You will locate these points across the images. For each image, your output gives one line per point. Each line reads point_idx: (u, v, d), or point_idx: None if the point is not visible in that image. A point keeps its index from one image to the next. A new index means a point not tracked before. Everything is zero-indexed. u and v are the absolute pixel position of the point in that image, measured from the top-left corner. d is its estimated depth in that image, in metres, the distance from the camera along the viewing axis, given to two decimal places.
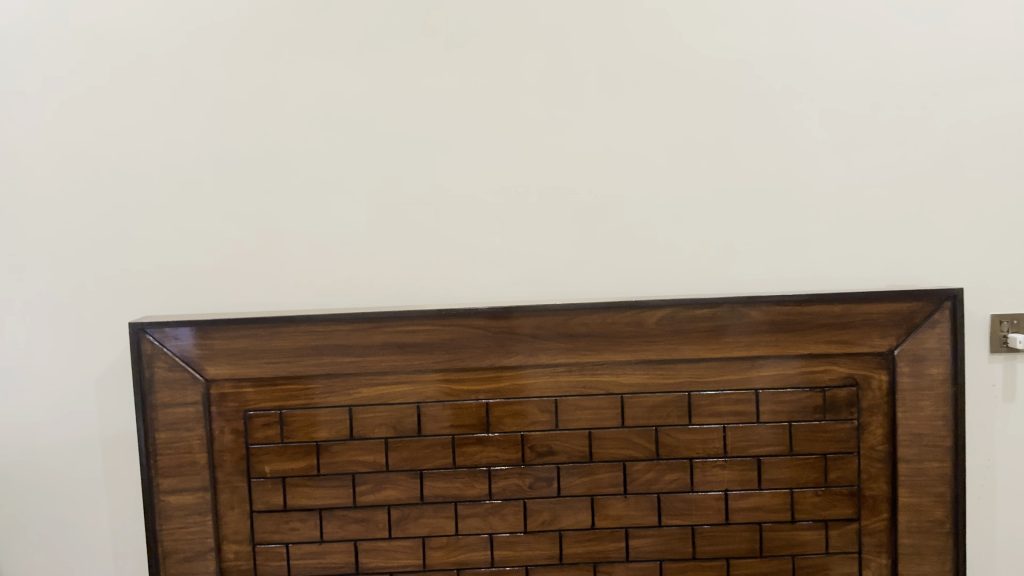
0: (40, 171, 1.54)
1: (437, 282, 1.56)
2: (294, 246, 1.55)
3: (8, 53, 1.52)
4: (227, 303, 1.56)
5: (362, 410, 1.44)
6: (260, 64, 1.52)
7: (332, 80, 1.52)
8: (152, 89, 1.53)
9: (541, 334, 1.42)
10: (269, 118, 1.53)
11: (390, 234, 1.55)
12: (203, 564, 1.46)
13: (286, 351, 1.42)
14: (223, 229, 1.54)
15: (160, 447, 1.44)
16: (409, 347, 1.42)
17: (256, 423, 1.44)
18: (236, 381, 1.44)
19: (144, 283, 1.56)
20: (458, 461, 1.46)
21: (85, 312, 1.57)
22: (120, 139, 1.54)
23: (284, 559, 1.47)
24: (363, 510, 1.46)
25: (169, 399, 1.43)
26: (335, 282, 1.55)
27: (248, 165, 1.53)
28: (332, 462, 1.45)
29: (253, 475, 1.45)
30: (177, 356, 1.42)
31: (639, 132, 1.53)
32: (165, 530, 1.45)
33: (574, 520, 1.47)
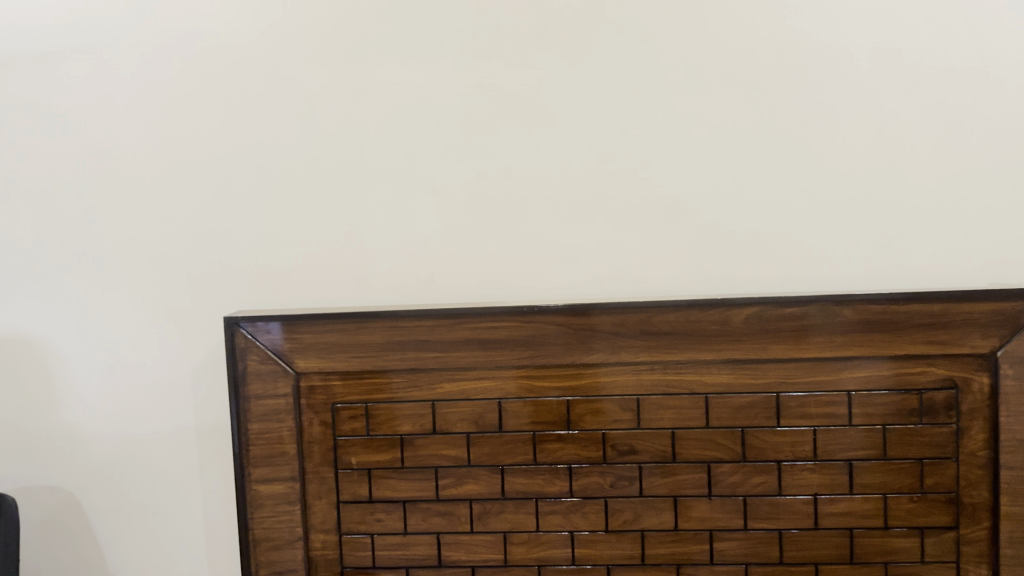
0: (140, 172, 1.61)
1: (520, 279, 1.56)
2: (379, 243, 1.58)
3: (115, 59, 1.60)
4: (314, 299, 1.60)
5: (445, 405, 1.46)
6: (344, 64, 1.55)
7: (416, 79, 1.54)
8: (244, 91, 1.57)
9: (623, 332, 1.41)
10: (355, 118, 1.56)
11: (473, 232, 1.56)
12: (291, 553, 1.50)
13: (371, 346, 1.45)
14: (311, 227, 1.58)
15: (252, 437, 1.48)
16: (491, 343, 1.43)
17: (344, 415, 1.48)
18: (325, 374, 1.47)
19: (236, 280, 1.61)
20: (539, 458, 1.46)
21: (182, 308, 1.63)
22: (214, 141, 1.59)
23: (369, 549, 1.50)
24: (446, 504, 1.48)
25: (261, 391, 1.47)
26: (418, 279, 1.58)
27: (334, 164, 1.57)
28: (415, 455, 1.48)
29: (340, 466, 1.49)
30: (268, 350, 1.46)
31: (726, 127, 1.50)
32: (256, 519, 1.50)
33: (657, 521, 1.45)
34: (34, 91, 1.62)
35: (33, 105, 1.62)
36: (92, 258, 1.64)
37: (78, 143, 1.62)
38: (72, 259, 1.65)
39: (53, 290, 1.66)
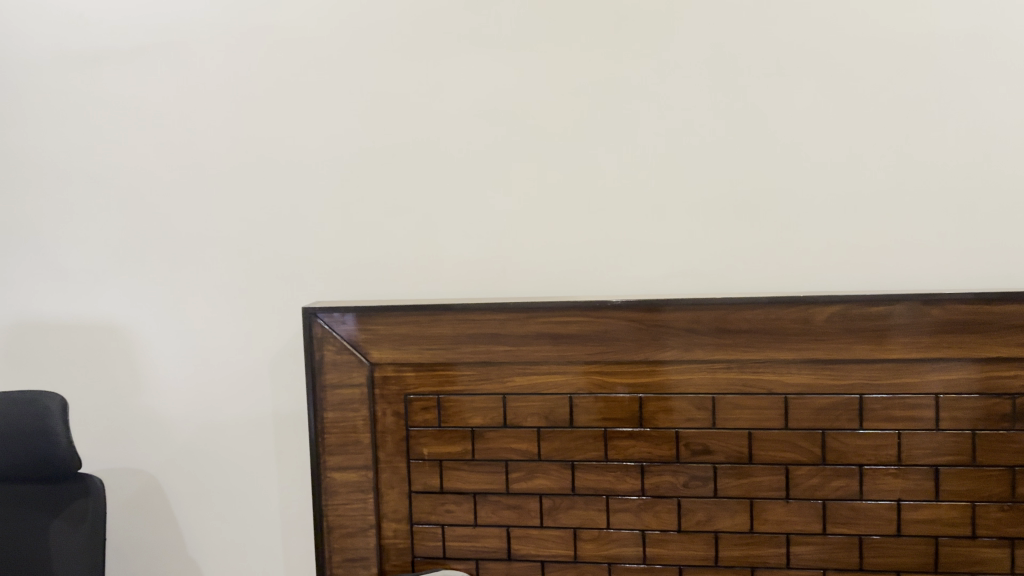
0: (222, 164, 1.66)
1: (593, 274, 1.55)
2: (452, 236, 1.58)
3: (199, 54, 1.64)
4: (389, 290, 1.62)
5: (517, 399, 1.46)
6: (420, 58, 1.56)
7: (491, 72, 1.54)
8: (322, 84, 1.60)
9: (698, 329, 1.38)
10: (430, 111, 1.57)
11: (545, 225, 1.55)
12: (364, 541, 1.53)
13: (444, 339, 1.46)
14: (386, 220, 1.60)
15: (328, 425, 1.51)
16: (563, 338, 1.42)
17: (416, 407, 1.49)
18: (398, 365, 1.49)
19: (313, 271, 1.64)
20: (611, 455, 1.45)
21: (260, 298, 1.67)
22: (293, 133, 1.62)
23: (440, 540, 1.51)
24: (516, 498, 1.48)
25: (337, 380, 1.50)
26: (491, 273, 1.58)
27: (409, 157, 1.58)
28: (486, 448, 1.48)
29: (412, 456, 1.50)
30: (344, 340, 1.49)
31: (808, 119, 1.46)
32: (330, 506, 1.53)
33: (731, 522, 1.43)
34: (125, 87, 1.68)
35: (123, 99, 1.68)
36: (176, 248, 1.69)
37: (164, 135, 1.68)
38: (157, 248, 1.70)
39: (139, 278, 1.72)
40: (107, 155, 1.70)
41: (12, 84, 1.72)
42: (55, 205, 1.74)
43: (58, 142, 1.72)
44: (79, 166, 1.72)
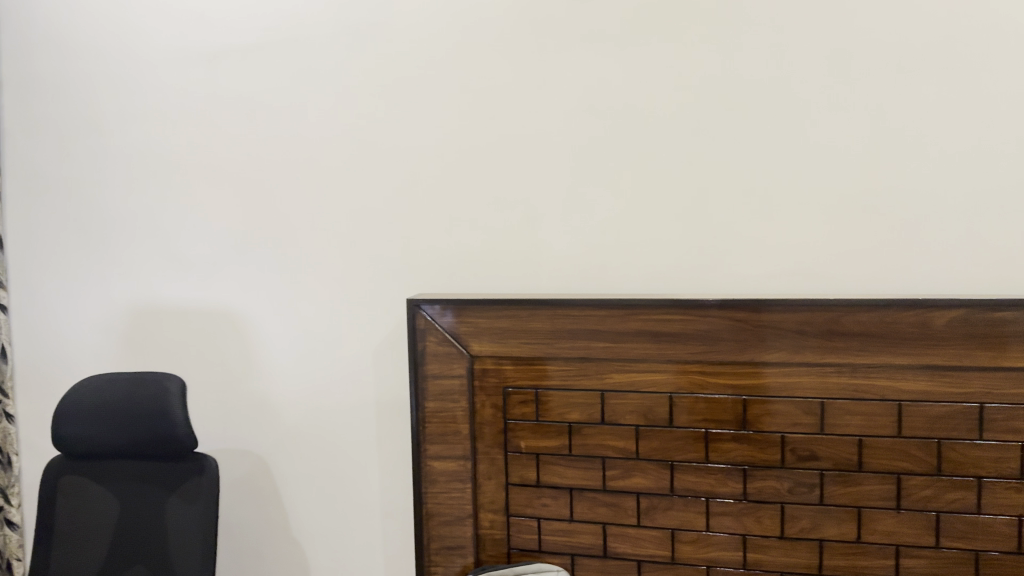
0: (333, 157, 1.71)
1: (698, 272, 1.53)
2: (554, 231, 1.59)
3: (313, 52, 1.70)
4: (492, 284, 1.63)
5: (615, 396, 1.45)
6: (527, 55, 1.57)
7: (598, 68, 1.54)
8: (430, 80, 1.63)
9: (805, 331, 1.34)
10: (535, 108, 1.58)
11: (649, 222, 1.54)
12: (461, 529, 1.55)
13: (544, 333, 1.47)
14: (489, 214, 1.62)
15: (429, 414, 1.54)
16: (665, 336, 1.40)
17: (515, 400, 1.50)
18: (498, 359, 1.50)
19: (417, 263, 1.68)
20: (712, 457, 1.42)
21: (366, 289, 1.72)
22: (401, 128, 1.66)
23: (536, 533, 1.52)
24: (612, 496, 1.47)
25: (438, 371, 1.53)
26: (593, 268, 1.58)
27: (513, 151, 1.60)
28: (583, 444, 1.48)
29: (510, 449, 1.52)
30: (445, 332, 1.52)
31: (929, 116, 1.40)
32: (429, 493, 1.56)
33: (837, 532, 1.38)
34: (243, 83, 1.75)
35: (240, 95, 1.76)
36: (287, 239, 1.76)
37: (278, 130, 1.74)
38: (269, 239, 1.77)
39: (253, 267, 1.79)
40: (225, 148, 1.78)
41: (140, 82, 1.83)
42: (177, 196, 1.83)
43: (181, 137, 1.81)
44: (199, 159, 1.80)
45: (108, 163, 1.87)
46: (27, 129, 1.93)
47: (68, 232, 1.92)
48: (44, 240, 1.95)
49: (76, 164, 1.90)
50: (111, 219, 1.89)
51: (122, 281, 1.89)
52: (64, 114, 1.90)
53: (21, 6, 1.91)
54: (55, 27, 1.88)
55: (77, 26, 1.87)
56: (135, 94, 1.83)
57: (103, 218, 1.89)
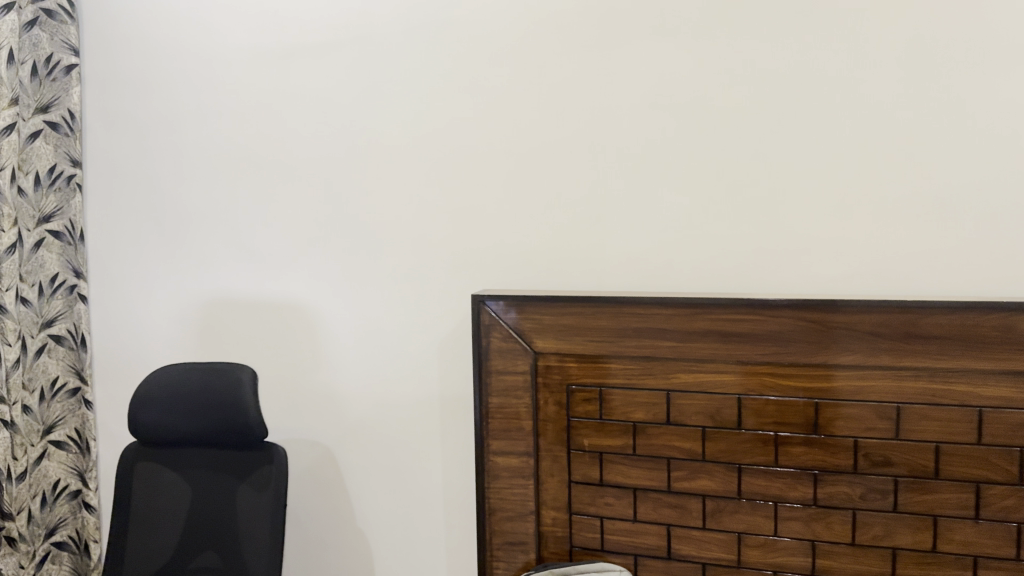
0: (401, 153, 1.72)
1: (768, 271, 1.50)
2: (620, 228, 1.58)
3: (384, 49, 1.72)
4: (557, 281, 1.63)
5: (681, 396, 1.43)
6: (596, 51, 1.56)
7: (667, 64, 1.52)
8: (497, 76, 1.63)
9: (880, 333, 1.30)
10: (603, 104, 1.57)
11: (720, 219, 1.51)
12: (523, 525, 1.55)
13: (609, 331, 1.46)
14: (555, 209, 1.62)
15: (492, 410, 1.55)
16: (732, 336, 1.38)
17: (579, 397, 1.50)
18: (562, 356, 1.50)
19: (482, 259, 1.68)
20: (781, 460, 1.38)
21: (432, 283, 1.73)
22: (468, 123, 1.66)
23: (598, 532, 1.51)
24: (677, 497, 1.45)
25: (502, 367, 1.54)
26: (660, 266, 1.56)
27: (580, 147, 1.59)
28: (648, 444, 1.46)
29: (573, 447, 1.51)
30: (510, 328, 1.52)
31: (1017, 111, 1.34)
32: (492, 489, 1.57)
33: (911, 540, 1.32)
34: (314, 80, 1.78)
35: (311, 92, 1.79)
36: (355, 234, 1.78)
37: (348, 125, 1.76)
38: (338, 233, 1.80)
39: (322, 261, 1.82)
40: (296, 144, 1.82)
41: (215, 80, 1.87)
42: (249, 191, 1.87)
43: (254, 133, 1.85)
44: (272, 154, 1.84)
45: (185, 159, 1.93)
46: (109, 126, 1.99)
47: (146, 226, 1.98)
48: (122, 234, 2.01)
49: (154, 160, 1.96)
50: (186, 213, 1.94)
51: (197, 273, 1.94)
52: (144, 111, 1.96)
53: (104, 7, 1.97)
54: (136, 27, 1.94)
55: (156, 26, 1.92)
56: (212, 91, 1.88)
57: (179, 213, 1.95)
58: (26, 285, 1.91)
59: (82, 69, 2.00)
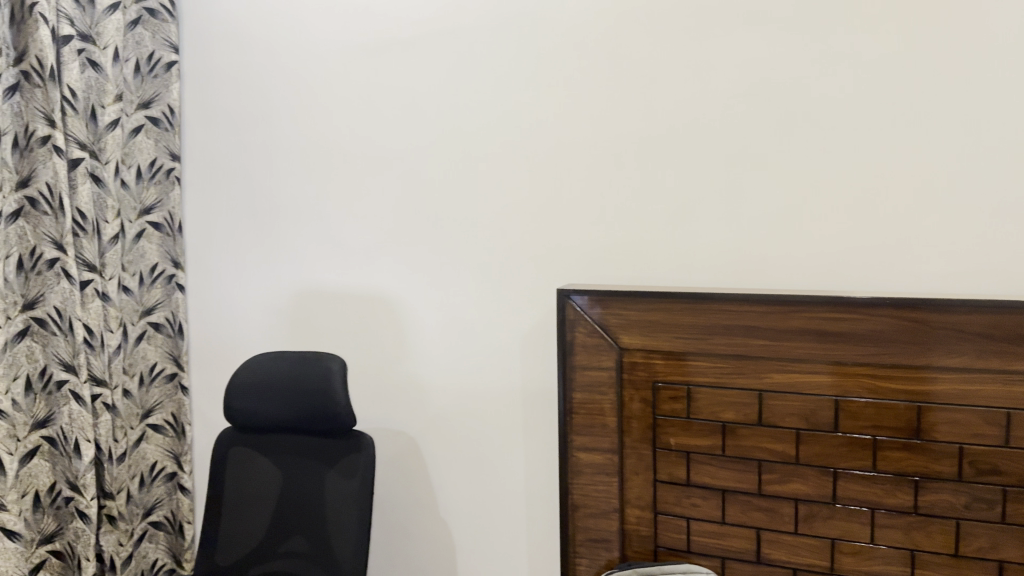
0: (488, 146, 1.73)
1: (866, 268, 1.44)
2: (710, 223, 1.54)
3: (473, 43, 1.72)
4: (644, 276, 1.61)
5: (773, 397, 1.39)
6: (686, 42, 1.53)
7: (761, 56, 1.48)
8: (586, 68, 1.62)
9: (988, 334, 1.24)
10: (693, 97, 1.53)
11: (816, 215, 1.46)
12: (607, 523, 1.54)
13: (697, 328, 1.43)
14: (643, 203, 1.59)
15: (576, 405, 1.54)
16: (829, 335, 1.33)
17: (665, 395, 1.47)
18: (648, 353, 1.48)
19: (567, 254, 1.67)
20: (879, 466, 1.33)
21: (518, 277, 1.73)
22: (555, 117, 1.65)
23: (684, 533, 1.49)
24: (768, 500, 1.41)
25: (587, 362, 1.53)
26: (752, 263, 1.52)
27: (671, 140, 1.56)
28: (738, 445, 1.42)
29: (659, 445, 1.49)
30: (595, 323, 1.51)
31: None
32: (575, 485, 1.56)
33: (1020, 554, 1.25)
34: (403, 75, 1.80)
35: (401, 86, 1.80)
36: (440, 227, 1.80)
37: (436, 119, 1.78)
38: (425, 226, 1.81)
39: (408, 254, 1.84)
40: (385, 138, 1.84)
41: (307, 76, 1.91)
42: (339, 185, 1.90)
43: (343, 127, 1.88)
44: (362, 148, 1.87)
45: (277, 154, 1.97)
46: (205, 121, 2.06)
47: (240, 218, 2.04)
48: (218, 225, 2.07)
49: (248, 153, 2.01)
50: (278, 206, 1.99)
51: (288, 264, 1.99)
52: (239, 106, 2.01)
53: (202, 5, 2.03)
54: (233, 24, 2.00)
55: (252, 23, 1.97)
56: (304, 87, 1.92)
57: (271, 206, 1.99)
58: (128, 274, 1.99)
59: (182, 65, 2.07)
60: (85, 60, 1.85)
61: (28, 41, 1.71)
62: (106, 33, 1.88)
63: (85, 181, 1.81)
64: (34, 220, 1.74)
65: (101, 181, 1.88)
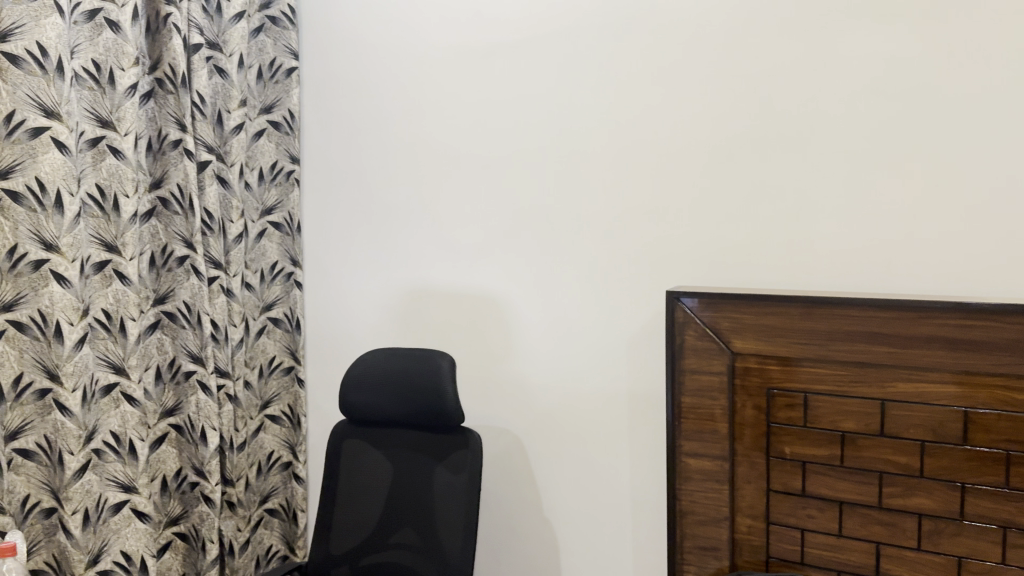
0: (601, 147, 1.72)
1: (1000, 273, 1.36)
2: (829, 224, 1.49)
3: (585, 44, 1.72)
4: (758, 279, 1.57)
5: (896, 407, 1.33)
6: (807, 39, 1.49)
7: (886, 51, 1.42)
8: (700, 68, 1.59)
9: None
10: (813, 95, 1.49)
11: (946, 217, 1.39)
12: (717, 531, 1.51)
13: (815, 333, 1.38)
14: (758, 204, 1.56)
15: (686, 410, 1.52)
16: (958, 343, 1.27)
17: (780, 402, 1.44)
18: (763, 358, 1.44)
19: (678, 256, 1.65)
20: (1012, 482, 1.25)
21: (627, 279, 1.71)
22: (669, 118, 1.63)
23: (798, 544, 1.44)
24: (889, 514, 1.35)
25: (697, 366, 1.50)
26: (874, 266, 1.46)
27: (789, 139, 1.52)
28: (857, 456, 1.37)
29: (773, 454, 1.45)
30: (707, 326, 1.48)
31: None
32: (684, 490, 1.54)
33: None
34: (514, 77, 1.82)
35: (512, 88, 1.82)
36: (548, 228, 1.80)
37: (546, 121, 1.78)
38: (535, 227, 1.82)
39: (516, 254, 1.86)
40: (496, 140, 1.86)
41: (420, 78, 1.95)
42: (449, 185, 1.94)
43: (454, 128, 1.91)
44: (473, 150, 1.89)
45: (390, 155, 2.03)
46: (323, 124, 2.13)
47: (354, 218, 2.10)
48: (333, 225, 2.14)
49: (363, 155, 2.07)
50: (391, 205, 2.04)
51: (399, 263, 2.04)
52: (355, 110, 2.07)
53: (320, 13, 2.10)
54: (350, 30, 2.06)
55: (368, 28, 2.03)
56: (417, 90, 1.96)
57: (384, 205, 2.05)
58: (251, 271, 2.08)
59: (302, 71, 2.15)
60: (213, 67, 1.94)
61: (162, 50, 1.81)
62: (232, 41, 1.97)
63: (212, 182, 1.90)
64: (165, 219, 1.85)
65: (227, 183, 1.98)
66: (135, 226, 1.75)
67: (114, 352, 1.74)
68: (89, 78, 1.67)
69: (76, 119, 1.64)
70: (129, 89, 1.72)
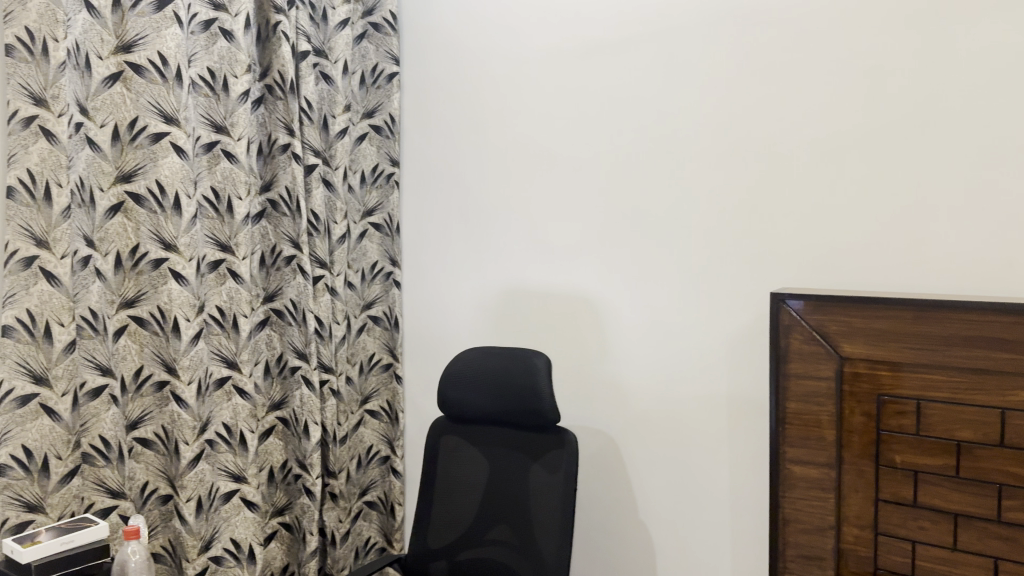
0: (702, 147, 1.70)
1: None
2: (943, 225, 1.43)
3: (685, 43, 1.71)
4: (865, 281, 1.52)
5: (1017, 416, 1.27)
6: (919, 32, 1.43)
7: (1005, 43, 1.35)
8: (805, 64, 1.56)
9: None
10: (925, 90, 1.43)
11: None
12: (822, 540, 1.47)
13: (928, 338, 1.33)
14: (865, 204, 1.51)
15: (790, 415, 1.50)
16: None
17: (890, 409, 1.39)
18: (872, 363, 1.40)
19: (780, 257, 1.62)
20: None
21: (728, 280, 1.69)
22: (773, 116, 1.60)
23: (908, 557, 1.38)
24: (1008, 528, 1.29)
25: (802, 371, 1.48)
26: (992, 269, 1.39)
27: (899, 137, 1.47)
28: (974, 466, 1.31)
29: (882, 462, 1.40)
30: (812, 330, 1.46)
31: None
32: (787, 497, 1.51)
33: None
34: (612, 78, 1.82)
35: (609, 88, 1.82)
36: (647, 228, 1.79)
37: (644, 121, 1.78)
38: (632, 227, 1.82)
39: (612, 254, 1.85)
40: (593, 141, 1.86)
41: (517, 80, 1.97)
42: (545, 186, 1.95)
43: (551, 129, 1.92)
44: (570, 151, 1.90)
45: (486, 157, 2.05)
46: (421, 128, 2.18)
47: (451, 220, 2.14)
48: (430, 226, 2.18)
49: (460, 157, 2.11)
50: (486, 206, 2.06)
51: (494, 264, 2.06)
52: (453, 113, 2.11)
53: (421, 18, 2.15)
54: (448, 34, 2.10)
55: (465, 32, 2.06)
56: (514, 92, 1.98)
57: (480, 207, 2.08)
58: (353, 271, 2.14)
59: (403, 76, 2.20)
60: (319, 74, 2.01)
61: (271, 58, 1.88)
62: (337, 48, 2.03)
63: (318, 185, 1.97)
64: (275, 220, 1.92)
65: (332, 185, 2.05)
66: (247, 227, 1.82)
67: (227, 347, 1.82)
68: (204, 85, 1.75)
69: (193, 125, 1.73)
70: (242, 96, 1.80)
